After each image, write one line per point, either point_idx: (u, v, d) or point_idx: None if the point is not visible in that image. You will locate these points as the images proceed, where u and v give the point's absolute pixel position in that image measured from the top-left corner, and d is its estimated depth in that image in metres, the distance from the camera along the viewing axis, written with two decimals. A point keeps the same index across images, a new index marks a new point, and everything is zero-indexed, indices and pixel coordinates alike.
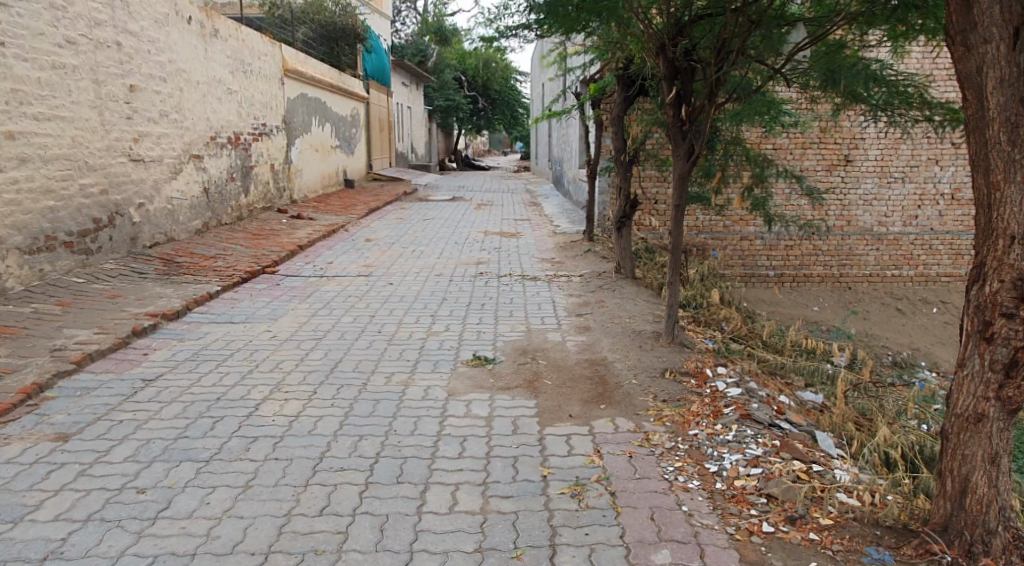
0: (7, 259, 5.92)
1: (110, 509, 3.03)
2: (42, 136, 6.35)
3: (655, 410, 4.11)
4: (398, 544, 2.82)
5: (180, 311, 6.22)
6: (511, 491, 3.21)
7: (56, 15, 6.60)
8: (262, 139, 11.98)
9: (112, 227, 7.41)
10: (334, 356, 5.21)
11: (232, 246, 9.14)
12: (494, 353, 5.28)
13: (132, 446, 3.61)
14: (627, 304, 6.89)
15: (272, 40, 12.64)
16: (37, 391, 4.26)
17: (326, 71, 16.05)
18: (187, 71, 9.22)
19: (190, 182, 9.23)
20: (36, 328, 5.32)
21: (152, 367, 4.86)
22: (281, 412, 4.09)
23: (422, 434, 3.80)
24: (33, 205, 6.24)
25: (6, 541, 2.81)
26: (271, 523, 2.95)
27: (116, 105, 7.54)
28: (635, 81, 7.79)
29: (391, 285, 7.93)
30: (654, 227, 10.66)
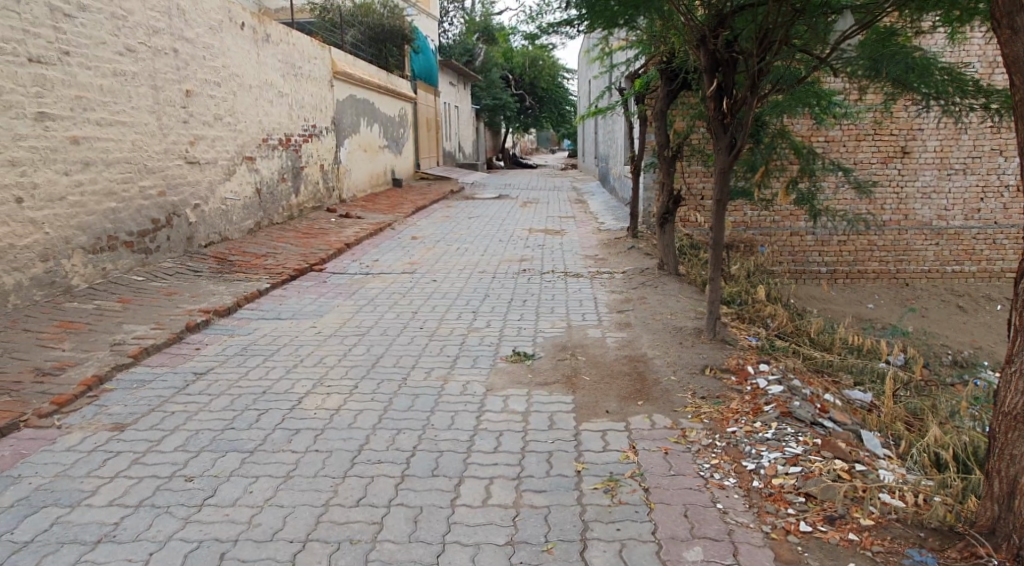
0: (72, 258, 6.15)
1: (160, 495, 3.14)
2: (104, 141, 6.58)
3: (693, 407, 4.06)
4: (432, 535, 2.86)
5: (231, 307, 6.38)
6: (545, 486, 3.22)
7: (118, 25, 6.84)
8: (312, 140, 12.21)
9: (169, 227, 7.65)
10: (376, 352, 5.29)
11: (281, 245, 9.33)
12: (534, 350, 5.29)
13: (182, 436, 3.73)
14: (669, 300, 6.82)
15: (322, 42, 12.87)
16: (96, 383, 4.43)
17: (374, 72, 16.28)
18: (241, 75, 9.46)
19: (243, 183, 9.47)
20: (98, 324, 5.52)
21: (203, 362, 5.00)
22: (322, 406, 4.16)
23: (459, 429, 3.83)
24: (96, 207, 6.47)
25: (64, 523, 2.94)
26: (310, 512, 3.01)
27: (173, 110, 7.77)
28: (677, 75, 7.71)
29: (435, 282, 8.00)
30: (700, 223, 10.52)
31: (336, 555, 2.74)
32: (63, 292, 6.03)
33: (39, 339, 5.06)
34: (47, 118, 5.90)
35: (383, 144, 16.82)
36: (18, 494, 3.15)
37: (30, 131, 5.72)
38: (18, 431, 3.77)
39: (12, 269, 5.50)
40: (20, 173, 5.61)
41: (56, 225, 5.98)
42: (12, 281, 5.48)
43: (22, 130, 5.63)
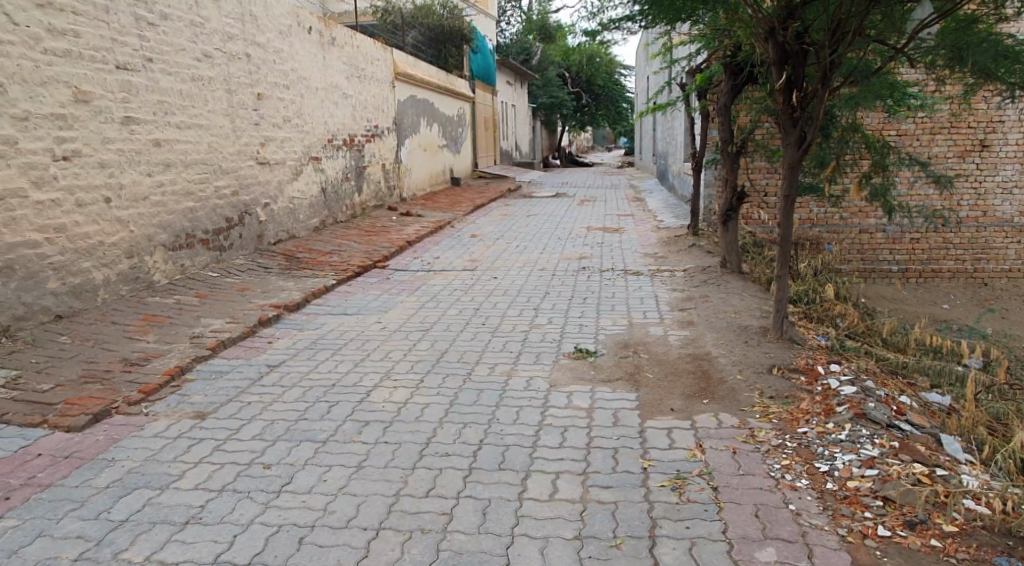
0: (154, 254, 6.42)
1: (241, 481, 3.27)
2: (183, 143, 6.85)
3: (761, 407, 4.00)
4: (500, 527, 2.90)
5: (301, 303, 6.57)
6: (611, 482, 3.23)
7: (196, 32, 7.11)
8: (374, 140, 12.44)
9: (241, 225, 7.91)
10: (440, 347, 5.37)
11: (346, 243, 9.54)
12: (596, 346, 5.30)
13: (259, 425, 3.87)
14: (733, 298, 6.73)
15: (384, 44, 13.09)
16: (179, 373, 4.63)
17: (434, 72, 16.48)
18: (308, 77, 9.71)
19: (310, 183, 9.71)
20: (178, 317, 5.77)
21: (276, 355, 5.17)
22: (390, 399, 4.26)
23: (524, 424, 3.87)
24: (176, 206, 6.74)
25: (155, 505, 3.08)
26: (382, 502, 3.09)
27: (246, 113, 8.03)
28: (743, 69, 7.60)
29: (496, 279, 8.06)
30: (763, 220, 10.31)
31: (408, 543, 2.81)
32: (146, 288, 6.30)
33: (125, 332, 5.31)
34: (132, 122, 6.17)
35: (442, 143, 17.03)
36: (111, 476, 3.32)
37: (118, 135, 6.00)
38: (110, 417, 3.97)
39: (101, 265, 5.77)
40: (108, 175, 5.88)
41: (140, 224, 6.25)
42: (100, 276, 5.75)
43: (110, 133, 5.91)
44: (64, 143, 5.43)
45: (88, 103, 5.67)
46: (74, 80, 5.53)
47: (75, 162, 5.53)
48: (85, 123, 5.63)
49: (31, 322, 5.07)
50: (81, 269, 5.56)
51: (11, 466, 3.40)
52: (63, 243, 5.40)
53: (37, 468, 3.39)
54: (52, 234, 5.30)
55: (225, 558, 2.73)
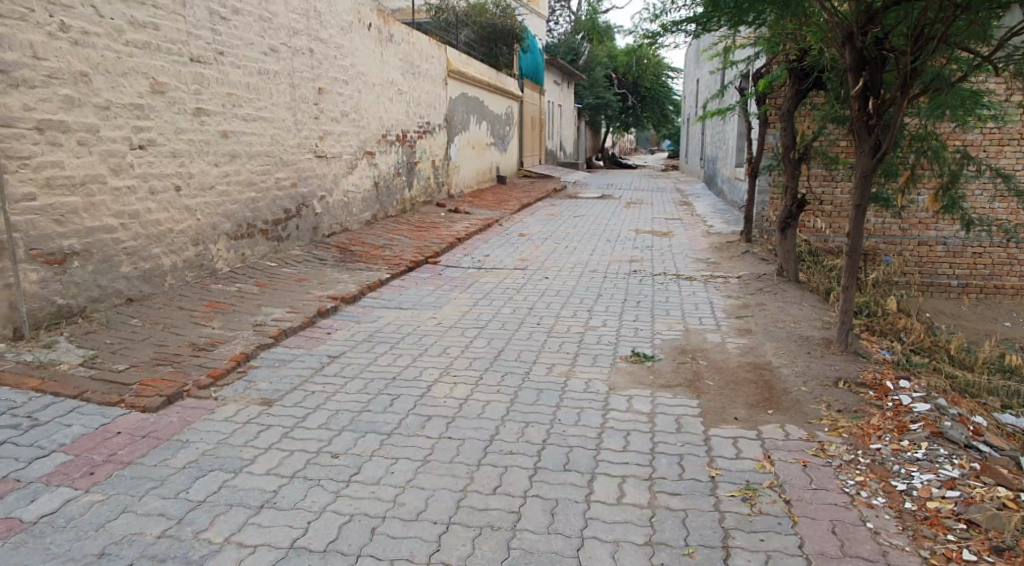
0: (217, 243, 6.57)
1: (311, 469, 3.32)
2: (248, 135, 7.00)
3: (830, 420, 3.91)
4: (570, 528, 2.90)
5: (357, 295, 6.65)
6: (679, 488, 3.20)
7: (264, 27, 7.25)
8: (426, 137, 12.53)
9: (299, 217, 8.05)
10: (497, 345, 5.38)
11: (397, 237, 9.63)
12: (653, 350, 5.25)
13: (324, 414, 3.92)
14: (791, 307, 6.61)
15: (439, 42, 13.19)
16: (244, 359, 4.72)
17: (485, 71, 16.54)
18: (366, 73, 9.81)
19: (364, 177, 9.83)
20: (241, 305, 5.90)
21: (335, 346, 5.24)
22: (450, 395, 4.28)
23: (586, 425, 3.85)
24: (239, 196, 6.88)
25: (230, 488, 3.15)
26: (449, 496, 3.11)
27: (307, 107, 8.17)
28: (809, 74, 7.42)
29: (547, 279, 8.04)
30: (819, 229, 10.09)
31: (478, 539, 2.83)
32: (209, 275, 6.45)
33: (191, 317, 5.45)
34: (203, 113, 6.32)
35: (490, 141, 17.08)
36: (187, 457, 3.40)
37: (189, 126, 6.15)
38: (182, 400, 4.07)
39: (169, 251, 5.92)
40: (180, 164, 6.03)
41: (206, 212, 6.40)
42: (168, 262, 5.91)
43: (183, 124, 6.06)
44: (140, 132, 5.58)
45: (163, 94, 5.82)
46: (152, 71, 5.68)
47: (149, 151, 5.68)
48: (160, 114, 5.77)
49: (105, 304, 5.23)
50: (151, 255, 5.72)
51: (93, 443, 3.52)
52: (136, 229, 5.55)
53: (117, 445, 3.50)
54: (126, 219, 5.46)
55: (302, 543, 2.79)
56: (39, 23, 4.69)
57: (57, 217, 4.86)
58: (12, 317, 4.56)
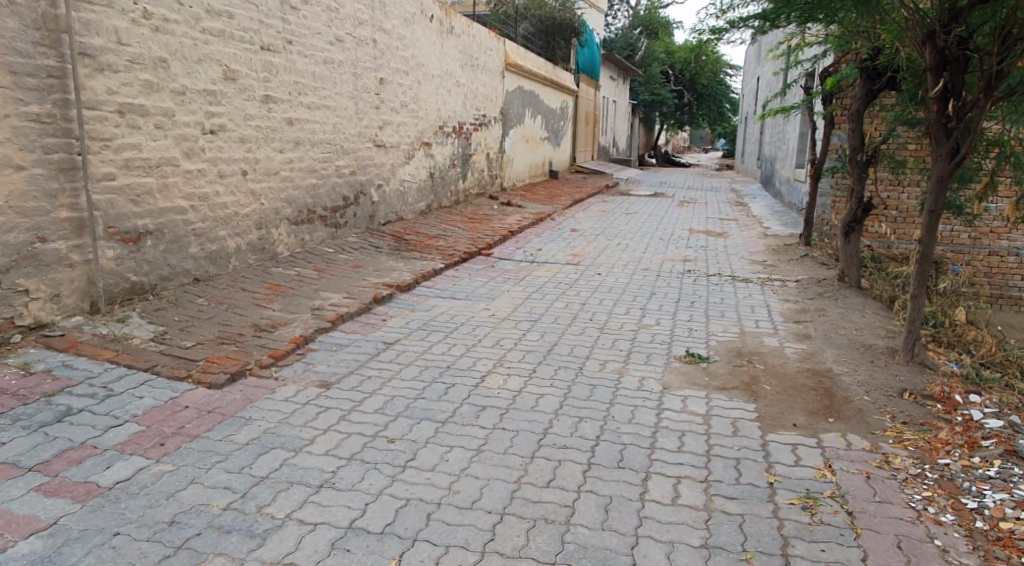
0: (279, 227, 6.72)
1: (368, 452, 3.38)
2: (312, 123, 7.12)
3: (894, 432, 3.81)
4: (624, 526, 2.91)
5: (412, 284, 6.74)
6: (736, 493, 3.18)
7: (331, 17, 7.35)
8: (482, 129, 12.58)
9: (356, 204, 8.17)
10: (549, 339, 5.37)
11: (451, 228, 9.70)
12: (708, 352, 5.18)
13: (380, 400, 3.98)
14: (853, 314, 6.43)
15: (498, 35, 13.22)
16: (303, 342, 4.82)
17: (542, 64, 16.51)
18: (427, 65, 9.89)
19: (420, 167, 9.91)
20: (300, 288, 6.02)
21: (390, 333, 5.31)
22: (504, 386, 4.30)
23: (640, 423, 3.83)
24: (301, 182, 7.01)
25: (291, 465, 3.24)
26: (504, 487, 3.14)
27: (369, 97, 8.27)
28: (882, 74, 7.17)
29: (599, 276, 7.99)
30: (883, 233, 9.80)
31: (533, 531, 2.86)
32: (270, 258, 6.60)
33: (253, 298, 5.58)
34: (271, 100, 6.45)
35: (544, 135, 17.04)
36: (250, 434, 3.50)
37: (257, 112, 6.29)
38: (245, 377, 4.19)
39: (234, 234, 6.08)
40: (247, 149, 6.17)
41: (270, 197, 6.55)
42: (233, 245, 6.06)
43: (251, 110, 6.20)
44: (212, 117, 5.73)
45: (234, 81, 5.96)
46: (225, 59, 5.82)
47: (219, 136, 5.83)
48: (231, 100, 5.92)
49: (174, 283, 5.41)
50: (218, 237, 5.88)
51: (163, 415, 3.64)
52: (205, 212, 5.71)
53: (185, 419, 3.61)
54: (196, 202, 5.62)
55: (360, 524, 2.85)
56: (124, 10, 4.85)
57: (134, 197, 5.03)
58: (90, 291, 4.75)
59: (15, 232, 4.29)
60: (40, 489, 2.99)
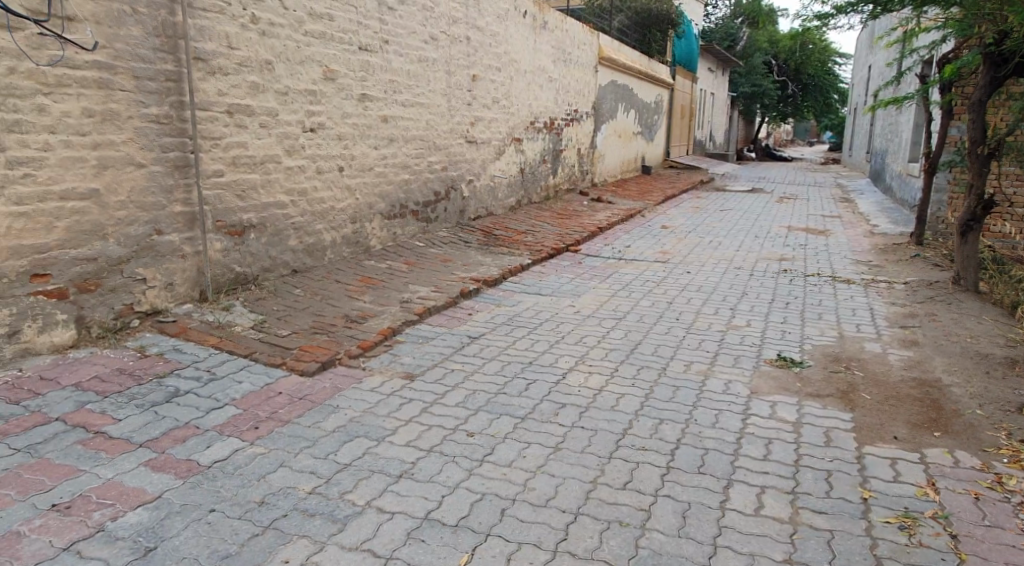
0: (373, 222, 6.94)
1: (447, 444, 3.47)
2: (406, 120, 7.31)
3: (1009, 450, 3.58)
4: (703, 535, 2.88)
5: (498, 279, 6.81)
6: (825, 507, 3.09)
7: (427, 16, 7.51)
8: (574, 124, 12.57)
9: (447, 200, 8.34)
10: (633, 337, 5.34)
11: (540, 224, 9.75)
12: (802, 356, 5.02)
13: (462, 393, 4.06)
14: (967, 321, 6.06)
15: (592, 29, 13.14)
16: (391, 334, 4.98)
17: (637, 58, 16.31)
18: (519, 61, 9.96)
19: (511, 163, 10.01)
20: (391, 282, 6.20)
21: (475, 327, 5.40)
22: (585, 384, 4.31)
23: (724, 428, 3.76)
24: (395, 178, 7.21)
25: (373, 455, 3.35)
26: (579, 487, 3.16)
27: (462, 94, 8.41)
28: (1008, 60, 6.59)
29: (689, 274, 7.85)
30: (1006, 233, 9.17)
31: (606, 533, 2.87)
32: (364, 252, 6.83)
33: (346, 290, 5.80)
34: (367, 99, 6.67)
35: (637, 130, 16.84)
36: (337, 422, 3.65)
37: (355, 111, 6.51)
38: (335, 366, 4.36)
39: (331, 228, 6.33)
40: (344, 146, 6.40)
41: (365, 192, 6.77)
42: (329, 238, 6.31)
43: (349, 109, 6.42)
44: (312, 116, 5.97)
45: (334, 81, 6.19)
46: (325, 59, 6.05)
47: (318, 134, 6.07)
48: (330, 99, 6.15)
49: (274, 274, 5.69)
50: (315, 230, 6.13)
51: (259, 399, 3.85)
52: (303, 206, 5.96)
53: (278, 404, 3.81)
54: (296, 196, 5.87)
55: (436, 516, 2.93)
56: (234, 16, 5.13)
57: (239, 193, 5.31)
58: (198, 281, 5.06)
59: (135, 225, 4.61)
60: (149, 464, 3.22)
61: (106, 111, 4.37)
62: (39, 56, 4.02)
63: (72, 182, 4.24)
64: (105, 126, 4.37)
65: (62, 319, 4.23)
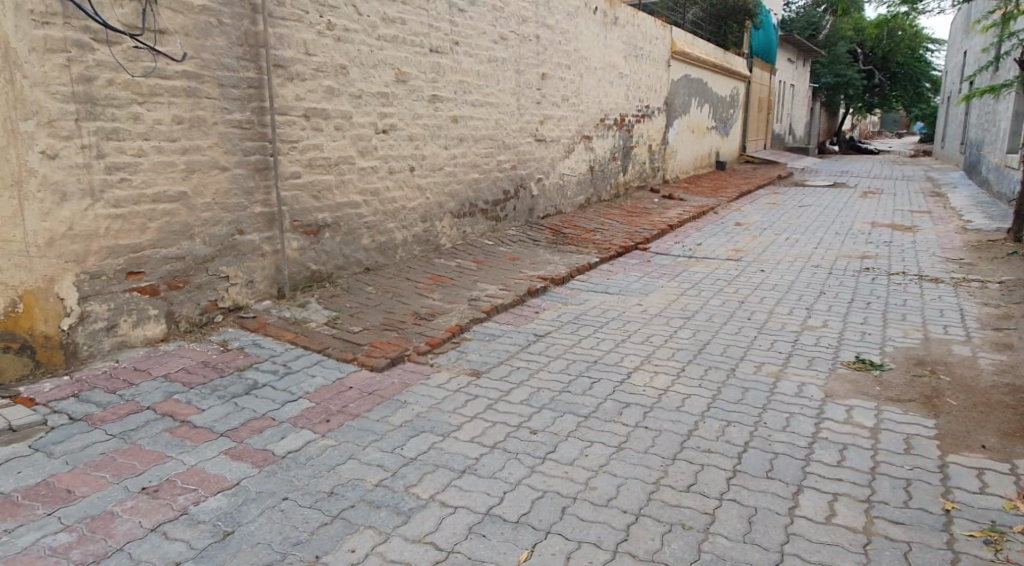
0: (443, 221, 7.07)
1: (511, 441, 3.53)
2: (476, 120, 7.41)
3: None
4: (769, 542, 2.84)
5: (566, 278, 6.84)
6: (902, 517, 3.01)
7: (496, 16, 7.59)
8: (645, 121, 12.46)
9: (516, 198, 8.41)
10: (702, 337, 5.28)
11: (610, 222, 9.73)
12: (882, 358, 4.87)
13: (526, 391, 4.12)
14: None
15: (664, 23, 12.97)
16: (459, 331, 5.07)
17: (712, 51, 16.02)
18: (589, 58, 9.94)
19: (580, 161, 10.01)
20: (460, 280, 6.31)
21: (542, 325, 5.45)
22: (651, 384, 4.29)
23: (795, 433, 3.69)
24: (464, 177, 7.32)
25: (438, 450, 3.44)
26: (641, 487, 3.17)
27: (531, 92, 8.46)
28: None
29: (763, 272, 7.69)
30: None
31: (668, 536, 2.87)
32: (434, 250, 6.97)
33: (416, 288, 5.93)
34: (438, 100, 6.79)
35: (711, 125, 16.53)
36: (404, 417, 3.75)
37: (425, 112, 6.64)
38: (403, 363, 4.48)
39: (402, 227, 6.48)
40: (415, 147, 6.54)
41: (435, 191, 6.90)
42: (400, 237, 6.47)
43: (420, 110, 6.56)
44: (385, 117, 6.13)
45: (405, 83, 6.33)
46: (397, 62, 6.20)
47: (390, 135, 6.22)
48: (402, 101, 6.30)
49: (347, 272, 5.87)
50: (387, 229, 6.29)
51: (331, 393, 4.00)
52: (376, 206, 6.13)
53: (349, 399, 3.95)
54: (368, 196, 6.04)
55: (497, 512, 2.99)
56: (311, 23, 5.31)
57: (315, 193, 5.50)
58: (276, 278, 5.28)
59: (219, 226, 4.84)
60: (229, 452, 3.40)
61: (193, 117, 4.61)
62: (134, 67, 4.26)
63: (163, 185, 4.48)
64: (192, 132, 4.61)
65: (153, 315, 4.49)
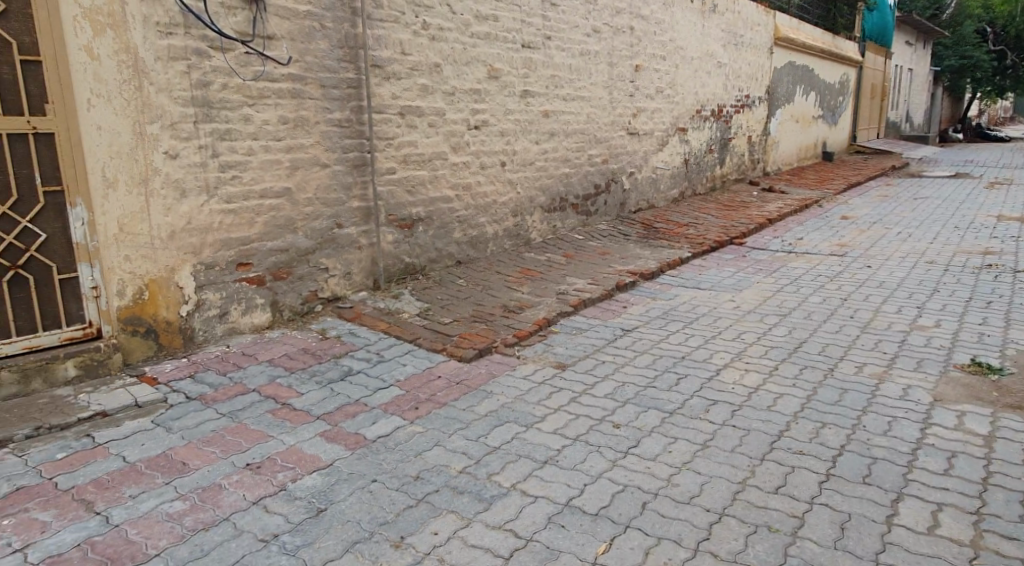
0: (534, 215, 7.16)
1: (593, 435, 3.57)
2: (567, 114, 7.44)
3: None
4: (863, 550, 2.78)
5: (656, 272, 6.80)
6: (1015, 532, 2.88)
7: (589, 9, 7.58)
8: (744, 111, 12.13)
9: (608, 192, 8.40)
10: (797, 336, 5.15)
11: (704, 216, 9.56)
12: (1000, 362, 4.60)
13: (611, 385, 4.14)
14: None
15: (767, 9, 12.57)
16: (547, 324, 5.14)
17: (818, 37, 15.39)
18: (685, 49, 9.77)
19: (674, 153, 9.87)
20: (549, 274, 6.38)
21: (630, 320, 5.45)
22: (741, 382, 4.24)
23: (898, 438, 3.57)
24: (555, 171, 7.38)
25: (521, 440, 3.53)
26: (726, 487, 3.15)
27: (624, 85, 8.41)
28: None
29: (868, 269, 7.38)
30: None
31: (753, 537, 2.85)
32: (524, 244, 7.07)
33: (506, 281, 6.05)
34: (529, 95, 6.87)
35: (816, 114, 15.90)
36: (489, 407, 3.86)
37: (517, 107, 6.74)
38: (491, 354, 4.60)
39: (493, 221, 6.61)
40: (506, 142, 6.64)
41: (526, 186, 7.00)
42: (491, 231, 6.60)
43: (511, 105, 6.66)
44: (477, 114, 6.26)
45: (497, 79, 6.44)
46: (490, 59, 6.32)
47: (483, 131, 6.35)
48: (493, 97, 6.42)
49: (439, 265, 6.06)
50: (478, 223, 6.43)
51: (420, 382, 4.16)
52: (468, 200, 6.27)
53: (437, 388, 4.09)
54: (461, 191, 6.19)
55: (577, 503, 3.05)
56: (407, 23, 5.50)
57: (410, 188, 5.70)
58: (372, 270, 5.50)
59: (319, 219, 5.10)
60: (324, 435, 3.60)
61: (298, 117, 4.87)
62: (246, 72, 4.54)
63: (270, 182, 4.76)
64: (296, 131, 4.87)
65: (259, 303, 4.79)
